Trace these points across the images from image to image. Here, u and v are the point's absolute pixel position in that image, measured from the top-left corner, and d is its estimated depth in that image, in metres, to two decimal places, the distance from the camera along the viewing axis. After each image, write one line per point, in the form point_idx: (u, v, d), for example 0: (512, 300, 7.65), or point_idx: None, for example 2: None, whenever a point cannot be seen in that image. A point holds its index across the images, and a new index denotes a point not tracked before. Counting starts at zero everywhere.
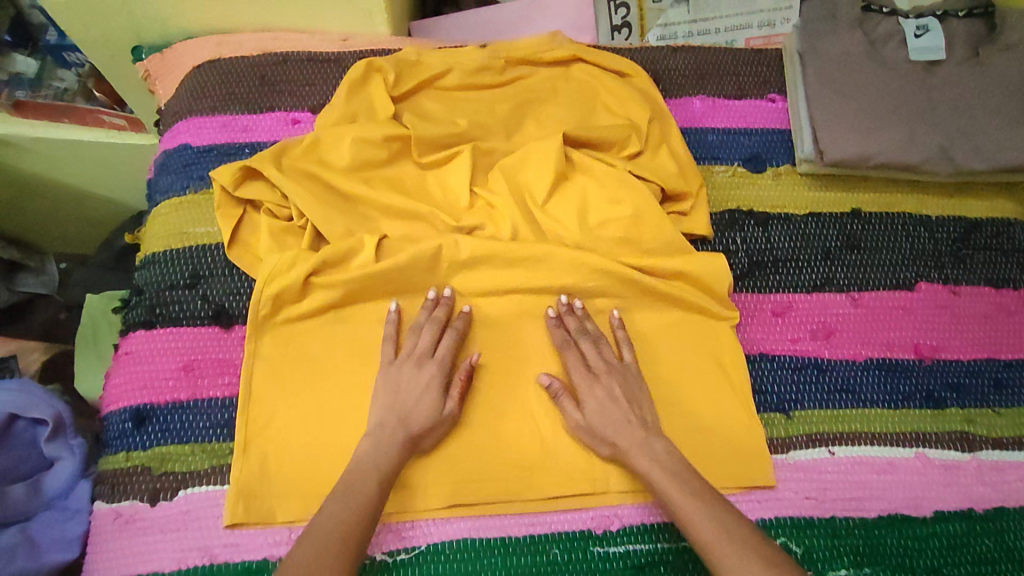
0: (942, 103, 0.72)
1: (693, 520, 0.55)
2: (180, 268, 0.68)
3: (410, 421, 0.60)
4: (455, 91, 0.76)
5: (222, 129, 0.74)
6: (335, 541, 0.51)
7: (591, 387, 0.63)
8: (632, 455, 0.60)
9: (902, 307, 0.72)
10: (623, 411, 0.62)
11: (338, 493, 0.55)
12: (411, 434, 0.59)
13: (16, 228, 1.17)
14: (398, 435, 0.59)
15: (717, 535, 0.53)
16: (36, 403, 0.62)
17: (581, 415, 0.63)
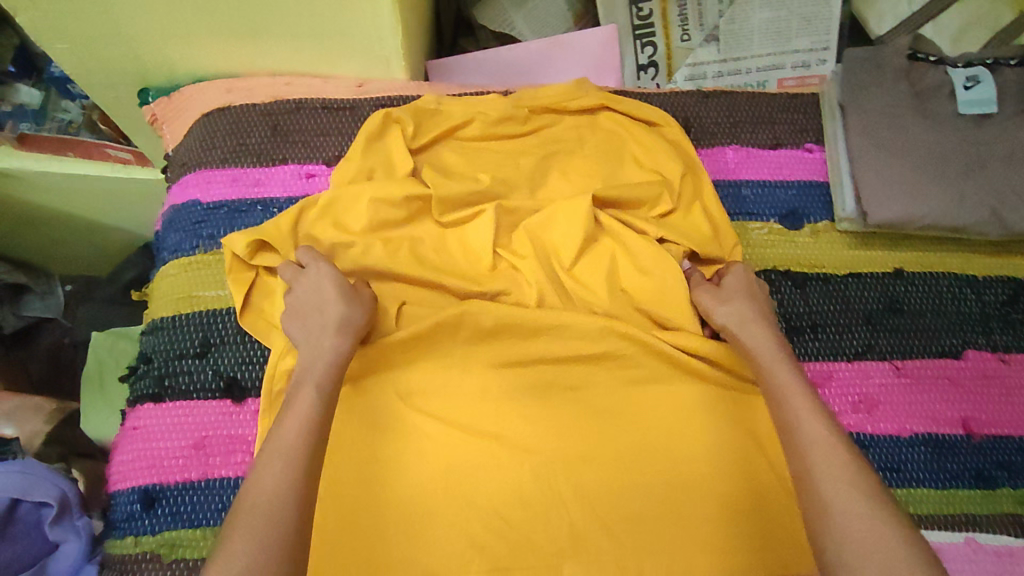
0: (994, 160, 0.68)
1: (811, 443, 0.51)
2: (190, 337, 0.65)
3: (311, 375, 0.55)
4: (476, 142, 0.73)
5: (232, 184, 0.71)
6: (263, 517, 0.47)
7: (737, 305, 0.63)
8: (765, 367, 0.58)
9: (949, 378, 0.68)
10: (774, 337, 0.61)
11: (268, 455, 0.50)
12: (324, 387, 0.54)
13: (24, 254, 1.13)
14: (305, 389, 0.54)
15: (834, 459, 0.50)
16: (40, 485, 0.60)
17: (717, 305, 0.63)
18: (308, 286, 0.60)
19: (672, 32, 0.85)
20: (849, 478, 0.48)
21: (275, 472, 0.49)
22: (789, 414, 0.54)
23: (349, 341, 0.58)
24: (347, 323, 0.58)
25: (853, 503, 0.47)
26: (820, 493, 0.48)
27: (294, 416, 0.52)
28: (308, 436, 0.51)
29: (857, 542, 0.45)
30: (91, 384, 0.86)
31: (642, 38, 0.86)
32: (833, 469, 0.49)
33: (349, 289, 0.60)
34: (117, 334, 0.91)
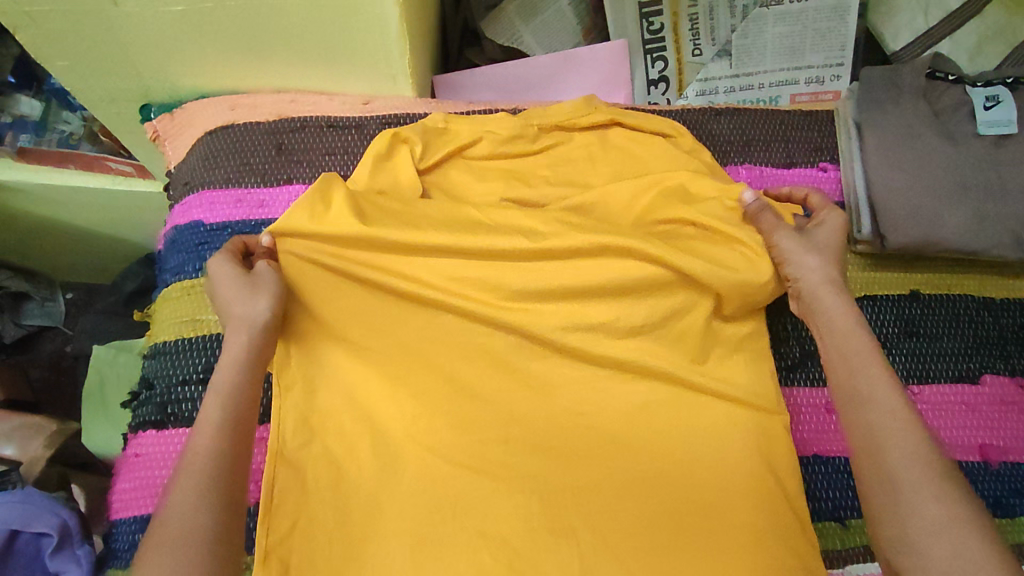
0: (1014, 182, 0.67)
1: (885, 415, 0.51)
2: (193, 361, 0.64)
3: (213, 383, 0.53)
4: (485, 161, 0.72)
5: (237, 205, 0.70)
6: (185, 532, 0.45)
7: (814, 255, 0.62)
8: (831, 326, 0.58)
9: (965, 403, 0.67)
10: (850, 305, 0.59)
11: (179, 471, 0.48)
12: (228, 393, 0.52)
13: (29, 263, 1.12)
14: (209, 397, 0.52)
15: (908, 433, 0.50)
16: (40, 515, 0.60)
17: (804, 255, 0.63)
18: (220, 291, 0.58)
19: (684, 46, 0.84)
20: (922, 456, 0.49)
21: (188, 489, 0.47)
22: (858, 381, 0.54)
23: (248, 339, 0.55)
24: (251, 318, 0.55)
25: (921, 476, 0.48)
26: (887, 466, 0.49)
27: (201, 428, 0.50)
28: (217, 448, 0.49)
29: (925, 521, 0.46)
30: (91, 402, 0.85)
31: (652, 53, 0.85)
32: (899, 445, 0.49)
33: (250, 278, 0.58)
34: (119, 348, 0.90)
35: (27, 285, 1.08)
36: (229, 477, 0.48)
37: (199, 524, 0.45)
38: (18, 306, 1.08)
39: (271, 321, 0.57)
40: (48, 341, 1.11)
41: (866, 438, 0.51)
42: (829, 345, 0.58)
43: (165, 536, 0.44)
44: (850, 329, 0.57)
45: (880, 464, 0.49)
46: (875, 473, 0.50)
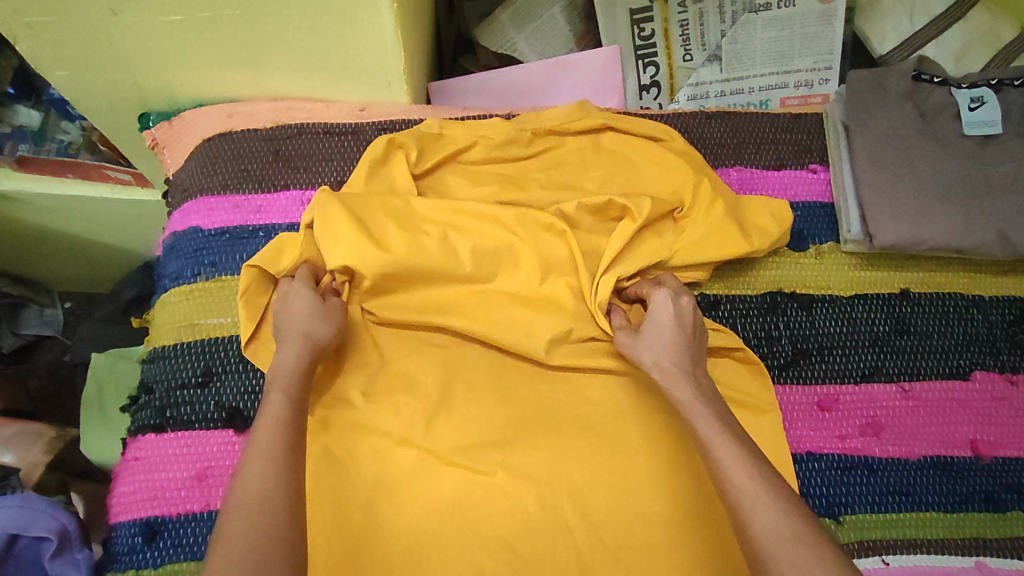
0: (997, 182, 0.68)
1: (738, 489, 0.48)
2: (192, 365, 0.64)
3: (278, 382, 0.53)
4: (479, 165, 0.73)
5: (235, 211, 0.71)
6: (261, 516, 0.45)
7: (649, 348, 0.59)
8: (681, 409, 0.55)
9: (956, 399, 0.68)
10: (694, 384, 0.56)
11: (251, 458, 0.48)
12: (291, 394, 0.53)
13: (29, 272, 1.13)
14: (272, 393, 0.53)
15: (765, 510, 0.46)
16: (40, 519, 0.58)
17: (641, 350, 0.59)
18: (293, 297, 0.59)
19: (675, 52, 0.86)
20: (792, 533, 0.45)
21: (262, 476, 0.47)
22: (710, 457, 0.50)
23: (309, 354, 0.56)
24: (312, 337, 0.57)
25: (792, 554, 0.44)
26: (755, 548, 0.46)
27: (267, 423, 0.50)
28: (287, 438, 0.50)
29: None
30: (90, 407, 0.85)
31: (644, 59, 0.86)
32: (762, 517, 0.46)
33: (322, 303, 0.60)
34: (116, 355, 0.90)
35: (25, 295, 1.09)
36: (295, 465, 0.49)
37: (273, 505, 0.45)
38: (16, 315, 1.09)
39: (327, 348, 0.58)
40: (46, 351, 1.11)
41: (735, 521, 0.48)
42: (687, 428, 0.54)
43: (241, 517, 0.44)
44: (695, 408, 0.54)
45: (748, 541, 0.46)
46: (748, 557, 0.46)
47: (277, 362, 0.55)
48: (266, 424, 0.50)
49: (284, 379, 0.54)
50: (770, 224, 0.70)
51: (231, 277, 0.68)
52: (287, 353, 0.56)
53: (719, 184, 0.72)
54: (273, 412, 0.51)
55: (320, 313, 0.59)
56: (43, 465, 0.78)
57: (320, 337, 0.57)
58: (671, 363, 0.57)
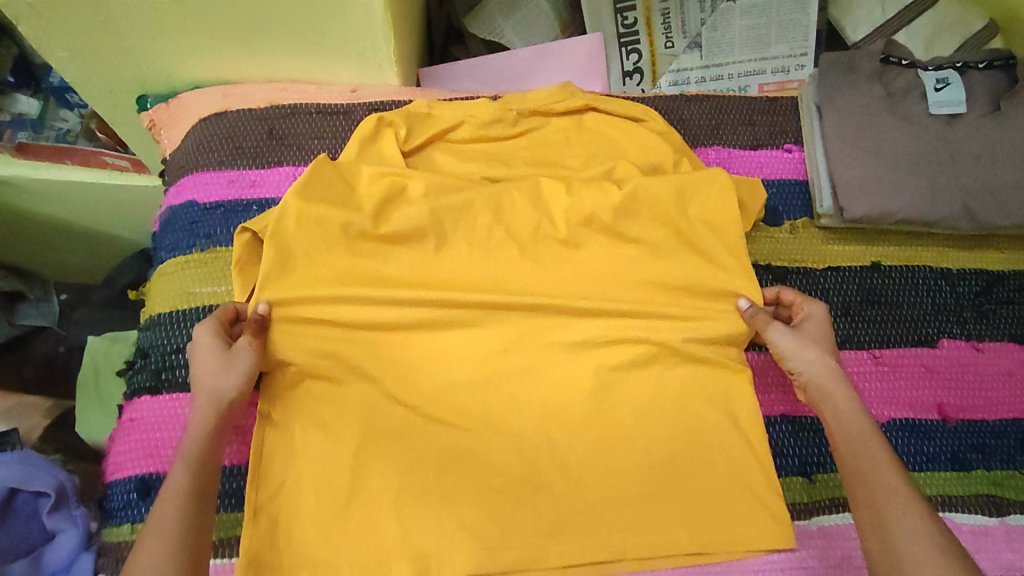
0: (962, 158, 0.71)
1: (886, 491, 0.54)
2: (187, 332, 0.66)
3: (181, 453, 0.55)
4: (467, 143, 0.75)
5: (229, 186, 0.73)
6: None
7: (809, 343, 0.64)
8: (835, 410, 0.60)
9: (924, 365, 0.71)
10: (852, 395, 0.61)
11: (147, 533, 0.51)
12: (193, 462, 0.55)
13: (29, 263, 1.16)
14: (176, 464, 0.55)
15: (908, 509, 0.52)
16: (37, 474, 0.59)
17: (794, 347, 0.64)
18: (207, 357, 0.60)
19: (656, 39, 0.89)
20: (928, 531, 0.51)
21: (156, 552, 0.49)
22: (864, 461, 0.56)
23: (214, 413, 0.58)
24: (216, 395, 0.59)
25: (932, 557, 0.49)
26: (894, 544, 0.51)
27: (168, 493, 0.53)
28: (183, 512, 0.52)
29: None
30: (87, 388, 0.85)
31: (627, 46, 0.89)
32: (908, 521, 0.52)
33: (225, 356, 0.60)
34: (113, 338, 0.89)
35: (20, 284, 1.08)
36: (192, 533, 0.51)
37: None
38: (13, 306, 1.08)
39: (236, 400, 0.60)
40: (42, 341, 1.08)
41: (872, 518, 0.53)
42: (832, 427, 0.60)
43: None
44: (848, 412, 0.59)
45: (889, 540, 0.52)
46: (879, 553, 0.52)
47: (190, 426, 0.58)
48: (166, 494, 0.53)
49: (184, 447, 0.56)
50: (747, 202, 0.73)
51: (226, 249, 0.70)
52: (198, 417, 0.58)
53: (696, 163, 0.75)
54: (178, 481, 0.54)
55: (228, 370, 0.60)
56: (41, 429, 0.82)
57: (223, 389, 0.59)
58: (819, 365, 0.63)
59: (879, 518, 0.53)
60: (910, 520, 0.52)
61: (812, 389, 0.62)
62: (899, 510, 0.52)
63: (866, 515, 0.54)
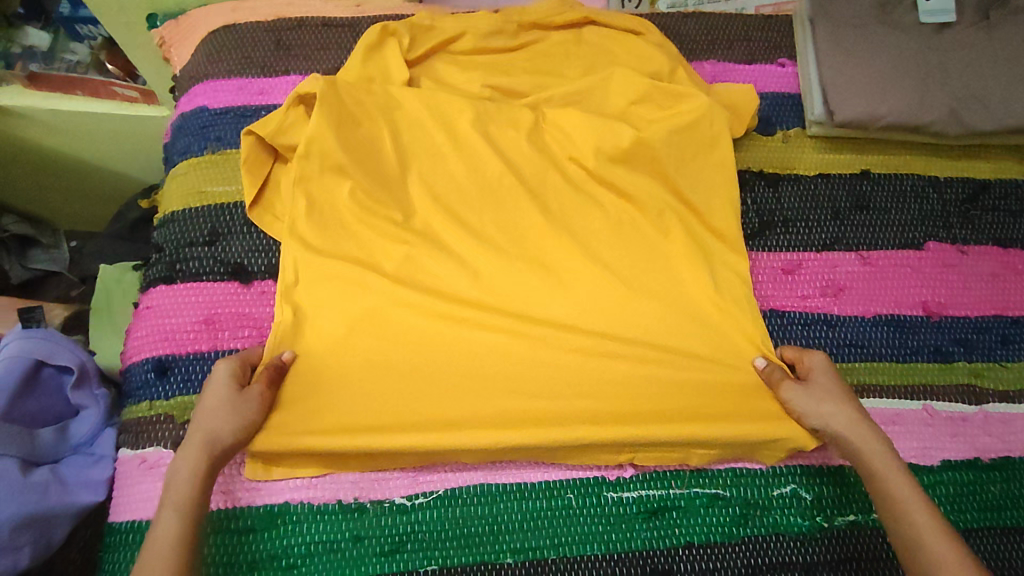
0: (951, 66, 0.74)
1: (935, 563, 0.50)
2: (200, 226, 0.69)
3: (171, 500, 0.52)
4: (469, 54, 0.77)
5: (239, 93, 0.76)
6: None
7: (829, 402, 0.60)
8: (869, 472, 0.57)
9: (911, 266, 0.73)
10: (888, 450, 0.57)
11: None
12: (185, 511, 0.52)
13: (38, 208, 1.18)
14: (165, 512, 0.52)
15: None
16: (62, 351, 0.62)
17: (814, 408, 0.60)
18: (213, 406, 0.57)
19: None
20: None
21: None
22: (908, 531, 0.53)
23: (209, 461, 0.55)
24: (215, 441, 0.55)
25: None
26: None
27: (154, 548, 0.49)
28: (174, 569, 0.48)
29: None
30: (100, 313, 0.84)
31: None
32: None
33: (234, 402, 0.58)
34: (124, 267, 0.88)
35: (31, 229, 1.11)
36: None
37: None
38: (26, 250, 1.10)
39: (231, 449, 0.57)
40: (55, 286, 1.10)
41: None
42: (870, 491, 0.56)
43: None
44: (886, 473, 0.56)
45: None
46: None
47: (178, 470, 0.54)
48: (151, 542, 0.50)
49: (176, 491, 0.53)
50: (742, 106, 0.74)
51: (236, 151, 0.73)
52: (188, 463, 0.54)
53: (692, 73, 0.77)
54: (159, 531, 0.50)
55: (244, 415, 0.58)
56: (62, 317, 0.85)
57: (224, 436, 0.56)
58: (844, 424, 0.59)
59: None
60: None
61: (842, 446, 0.58)
62: None
63: None
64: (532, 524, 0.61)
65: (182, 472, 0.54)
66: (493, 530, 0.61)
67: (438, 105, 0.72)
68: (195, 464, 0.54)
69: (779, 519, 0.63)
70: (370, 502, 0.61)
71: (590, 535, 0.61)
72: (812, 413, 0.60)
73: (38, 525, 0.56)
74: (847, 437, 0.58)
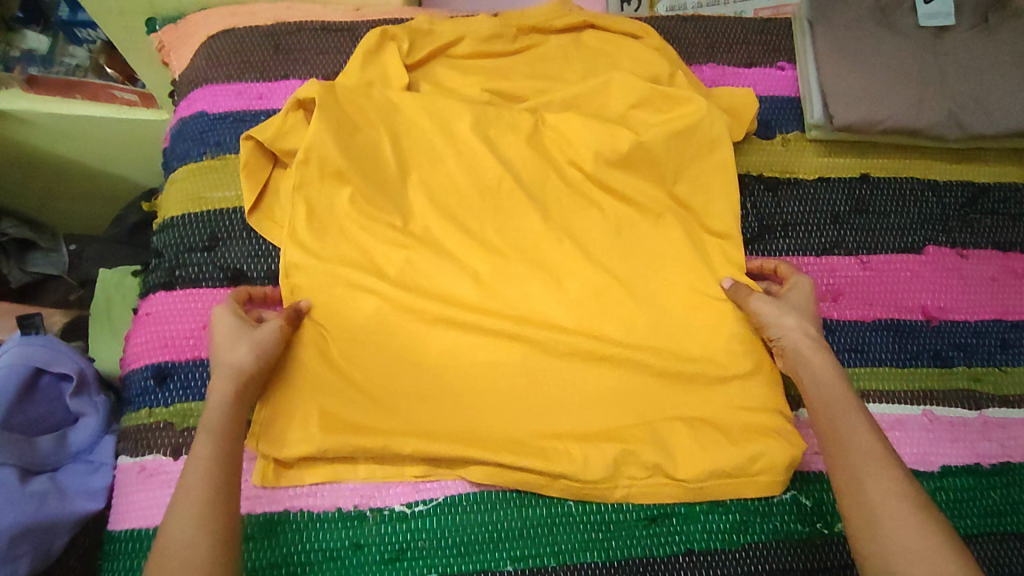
0: (950, 69, 0.73)
1: (864, 452, 0.53)
2: (199, 232, 0.69)
3: (204, 424, 0.55)
4: (468, 59, 0.77)
5: (238, 97, 0.75)
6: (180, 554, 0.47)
7: (794, 312, 0.63)
8: (813, 375, 0.60)
9: (910, 269, 0.73)
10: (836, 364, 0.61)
11: (178, 504, 0.50)
12: (218, 436, 0.54)
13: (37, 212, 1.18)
14: (201, 436, 0.54)
15: (886, 471, 0.52)
16: (61, 358, 0.62)
17: (784, 315, 0.63)
18: (233, 335, 0.59)
19: None
20: (902, 491, 0.50)
21: (185, 518, 0.49)
22: (841, 424, 0.56)
23: (236, 390, 0.57)
24: (239, 368, 0.58)
25: (902, 514, 0.49)
26: (867, 501, 0.51)
27: (193, 465, 0.52)
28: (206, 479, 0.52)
29: (904, 549, 0.48)
30: (98, 317, 0.83)
31: None
32: (882, 480, 0.51)
33: (251, 331, 0.60)
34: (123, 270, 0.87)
35: (29, 233, 1.09)
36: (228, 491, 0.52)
37: (192, 548, 0.48)
38: (24, 255, 1.08)
39: (256, 376, 0.59)
40: (52, 291, 1.08)
41: (846, 476, 0.53)
42: (810, 391, 0.59)
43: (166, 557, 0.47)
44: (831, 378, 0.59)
45: (861, 502, 0.51)
46: (857, 514, 0.51)
47: (211, 404, 0.56)
48: (189, 464, 0.52)
49: (211, 418, 0.55)
50: (742, 111, 0.74)
51: (235, 156, 0.73)
52: (219, 394, 0.57)
53: (692, 76, 0.77)
54: (198, 452, 0.53)
55: (265, 343, 0.59)
56: (60, 325, 0.85)
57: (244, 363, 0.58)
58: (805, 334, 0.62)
59: (851, 479, 0.53)
60: (892, 481, 0.51)
61: (794, 355, 0.62)
62: (884, 470, 0.52)
63: (836, 474, 0.54)
64: (532, 531, 0.61)
65: (213, 405, 0.56)
66: (493, 537, 0.61)
67: (435, 106, 0.71)
68: (224, 390, 0.57)
69: (780, 526, 0.63)
70: (370, 510, 0.61)
71: (590, 542, 0.61)
72: (780, 318, 0.63)
73: (38, 534, 0.56)
74: (802, 344, 0.62)
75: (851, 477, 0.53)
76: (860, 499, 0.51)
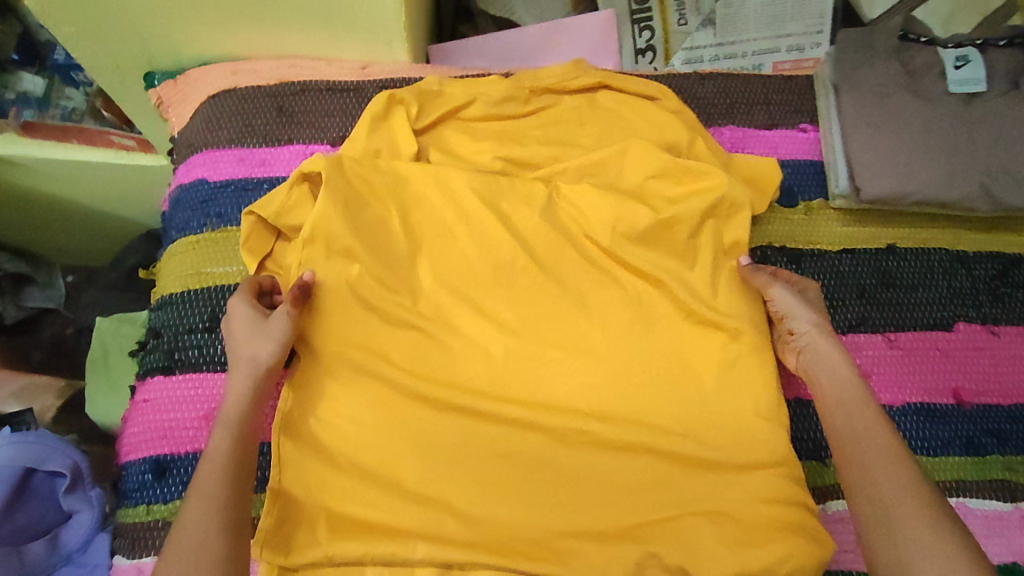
0: (981, 139, 0.70)
1: (871, 450, 0.54)
2: (199, 311, 0.66)
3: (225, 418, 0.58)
4: (479, 122, 0.74)
5: (240, 164, 0.73)
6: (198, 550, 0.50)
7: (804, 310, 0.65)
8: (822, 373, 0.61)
9: (939, 349, 0.70)
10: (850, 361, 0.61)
11: (196, 495, 0.53)
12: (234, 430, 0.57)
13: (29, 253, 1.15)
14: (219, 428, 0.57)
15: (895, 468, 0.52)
16: (54, 454, 0.61)
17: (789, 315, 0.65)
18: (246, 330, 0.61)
19: (670, 15, 0.88)
20: (907, 486, 0.51)
21: (204, 508, 0.52)
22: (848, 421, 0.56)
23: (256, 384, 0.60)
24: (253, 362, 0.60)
25: (905, 509, 0.50)
26: (874, 495, 0.52)
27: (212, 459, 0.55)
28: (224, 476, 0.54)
29: (905, 543, 0.49)
30: (95, 369, 0.81)
31: (640, 23, 0.89)
32: (889, 477, 0.52)
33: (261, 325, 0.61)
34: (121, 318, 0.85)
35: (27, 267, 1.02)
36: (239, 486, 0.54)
37: (210, 540, 0.51)
38: (19, 288, 1.01)
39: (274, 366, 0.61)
40: (48, 325, 1.00)
41: (853, 472, 0.54)
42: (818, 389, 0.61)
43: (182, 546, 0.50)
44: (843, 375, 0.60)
45: (869, 497, 0.52)
46: (866, 512, 0.52)
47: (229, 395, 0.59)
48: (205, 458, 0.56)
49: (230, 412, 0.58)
50: (762, 182, 0.72)
51: (237, 228, 0.70)
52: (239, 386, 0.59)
53: (712, 142, 0.74)
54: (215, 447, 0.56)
55: (275, 334, 0.61)
56: (53, 411, 0.81)
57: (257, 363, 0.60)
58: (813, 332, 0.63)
59: (861, 476, 0.53)
60: (901, 477, 0.52)
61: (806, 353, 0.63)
62: (891, 467, 0.53)
63: (847, 472, 0.55)
64: None
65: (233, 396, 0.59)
66: None
67: (447, 179, 0.69)
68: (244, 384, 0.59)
69: None
70: None
71: None
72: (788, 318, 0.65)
73: None
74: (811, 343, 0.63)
75: (860, 472, 0.53)
76: (867, 497, 0.52)
